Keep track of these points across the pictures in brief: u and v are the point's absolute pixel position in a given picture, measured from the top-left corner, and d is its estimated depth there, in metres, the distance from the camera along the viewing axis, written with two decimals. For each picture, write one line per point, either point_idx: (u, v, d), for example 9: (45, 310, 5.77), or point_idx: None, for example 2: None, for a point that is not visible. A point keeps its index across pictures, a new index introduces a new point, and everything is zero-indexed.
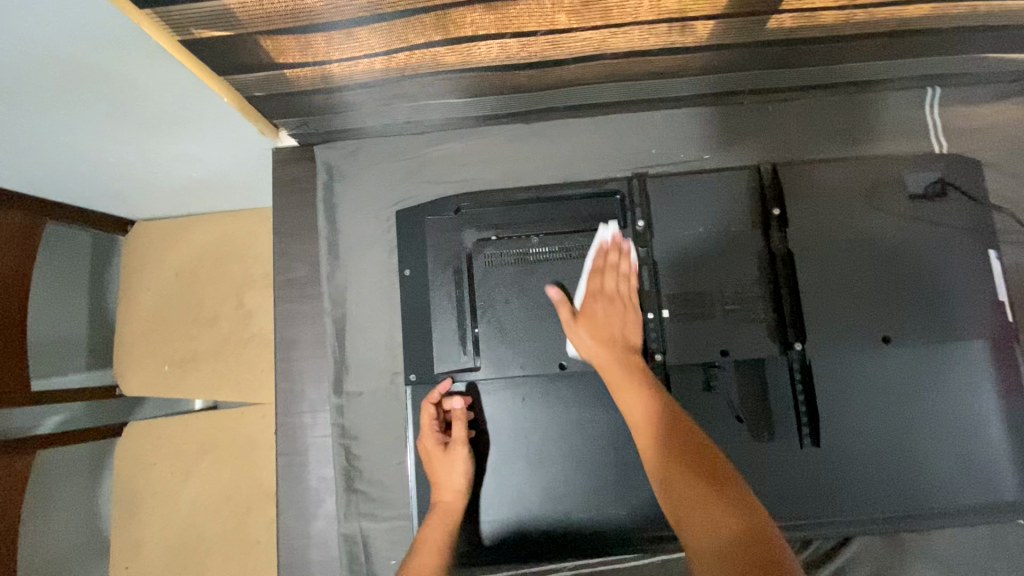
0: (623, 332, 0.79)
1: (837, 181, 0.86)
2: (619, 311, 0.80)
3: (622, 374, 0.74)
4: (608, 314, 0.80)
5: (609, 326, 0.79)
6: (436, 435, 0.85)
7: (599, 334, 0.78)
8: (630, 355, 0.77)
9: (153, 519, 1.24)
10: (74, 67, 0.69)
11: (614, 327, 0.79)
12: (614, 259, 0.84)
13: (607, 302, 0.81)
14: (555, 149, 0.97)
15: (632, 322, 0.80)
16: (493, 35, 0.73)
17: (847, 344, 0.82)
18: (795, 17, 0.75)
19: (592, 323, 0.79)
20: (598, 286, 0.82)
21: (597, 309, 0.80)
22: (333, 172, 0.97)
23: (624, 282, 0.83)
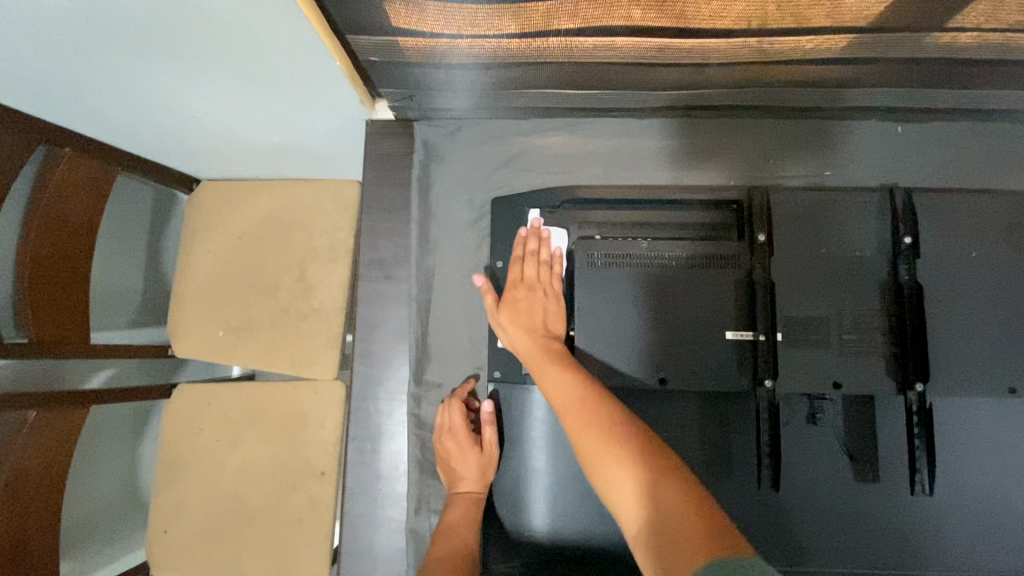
0: (545, 320, 0.79)
1: (976, 215, 0.80)
2: (540, 297, 0.80)
3: (543, 359, 0.74)
4: (529, 302, 0.80)
5: (532, 314, 0.79)
6: (465, 435, 0.82)
7: (519, 321, 0.78)
8: (552, 341, 0.76)
9: (195, 485, 1.20)
10: (193, 9, 0.65)
11: (534, 314, 0.79)
12: (532, 247, 0.83)
13: (528, 290, 0.81)
14: (665, 150, 0.92)
15: (553, 309, 0.80)
16: (638, 27, 0.68)
17: (973, 393, 0.76)
18: (961, 36, 0.70)
19: (517, 314, 0.79)
20: (518, 275, 0.82)
21: (517, 297, 0.80)
22: (430, 152, 0.93)
23: (544, 269, 0.82)
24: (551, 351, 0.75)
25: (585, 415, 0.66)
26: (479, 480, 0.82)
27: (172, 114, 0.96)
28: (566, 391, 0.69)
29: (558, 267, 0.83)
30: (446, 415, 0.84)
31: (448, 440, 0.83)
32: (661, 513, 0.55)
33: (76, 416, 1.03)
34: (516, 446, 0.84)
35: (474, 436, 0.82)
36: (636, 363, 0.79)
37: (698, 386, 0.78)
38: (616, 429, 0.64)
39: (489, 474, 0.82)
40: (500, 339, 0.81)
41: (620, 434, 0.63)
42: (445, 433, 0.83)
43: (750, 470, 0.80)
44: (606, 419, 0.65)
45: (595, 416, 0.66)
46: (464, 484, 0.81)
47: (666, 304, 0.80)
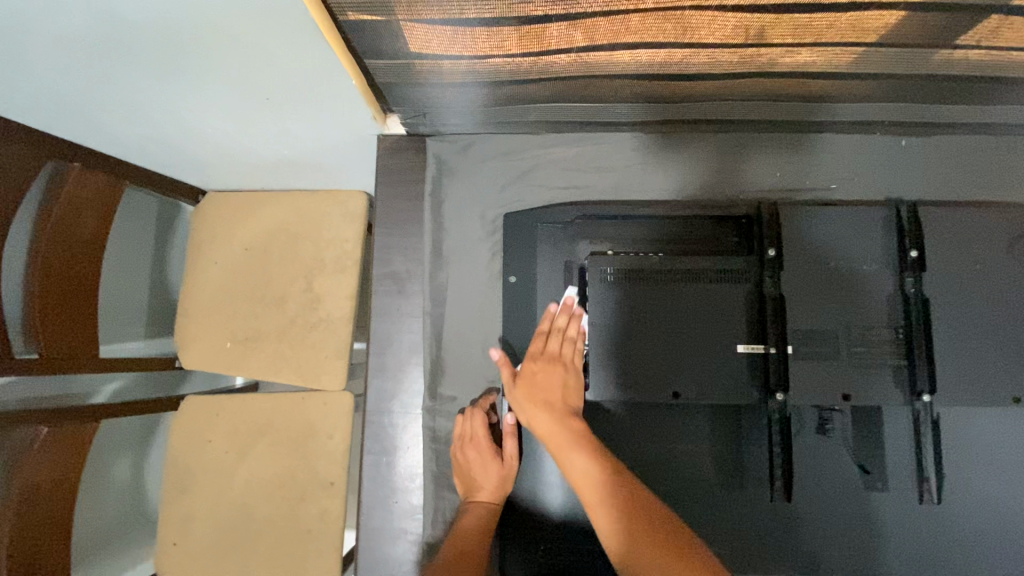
0: (564, 397, 0.78)
1: (980, 226, 0.82)
2: (560, 372, 0.79)
3: (564, 441, 0.73)
4: (549, 378, 0.79)
5: (551, 392, 0.78)
6: (485, 446, 0.83)
7: (537, 398, 0.77)
8: (572, 421, 0.75)
9: (205, 496, 1.20)
10: (211, 26, 0.65)
11: (554, 392, 0.78)
12: (560, 323, 0.82)
13: (549, 364, 0.80)
14: (674, 164, 0.93)
15: (574, 386, 0.79)
16: (651, 45, 0.69)
17: (979, 401, 0.78)
18: (967, 53, 0.71)
19: (535, 391, 0.78)
20: (541, 349, 0.81)
21: (537, 372, 0.79)
22: (442, 167, 0.94)
23: (569, 344, 0.82)
24: (572, 432, 0.74)
25: (616, 511, 0.66)
26: (496, 490, 0.82)
27: (183, 128, 0.96)
28: (592, 479, 0.69)
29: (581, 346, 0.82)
30: (467, 425, 0.84)
31: (467, 450, 0.83)
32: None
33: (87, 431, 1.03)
34: (530, 459, 0.85)
35: (493, 447, 0.83)
36: (650, 376, 0.80)
37: (711, 400, 0.80)
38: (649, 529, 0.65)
39: (507, 484, 0.82)
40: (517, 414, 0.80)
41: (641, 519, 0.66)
42: (465, 442, 0.84)
43: (761, 482, 0.81)
44: (637, 515, 0.66)
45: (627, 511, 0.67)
46: (479, 494, 0.81)
47: (679, 320, 0.81)
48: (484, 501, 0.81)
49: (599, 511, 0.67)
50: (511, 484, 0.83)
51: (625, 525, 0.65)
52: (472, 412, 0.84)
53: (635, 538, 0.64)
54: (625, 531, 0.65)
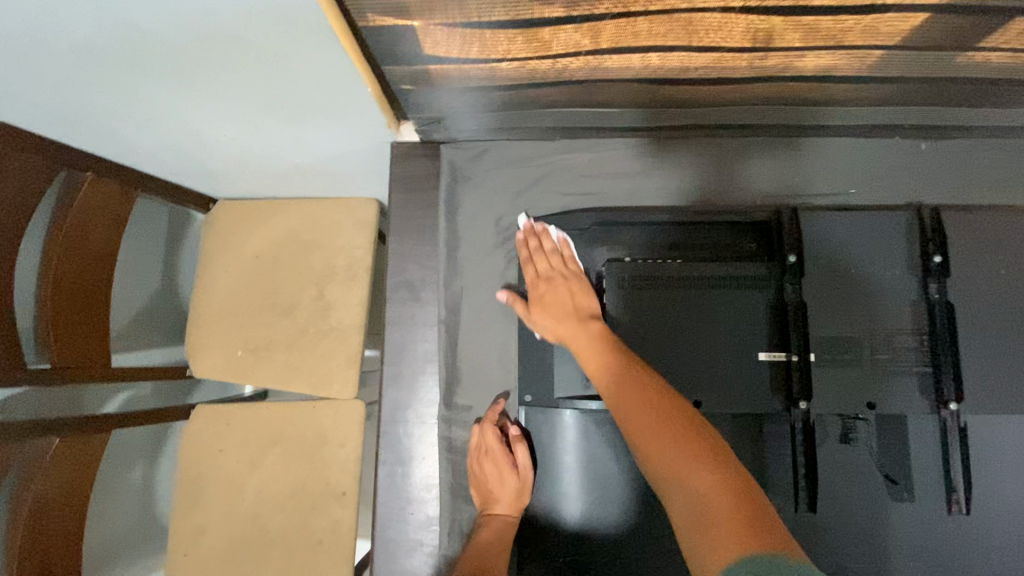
0: (574, 300, 0.79)
1: (1004, 230, 0.80)
2: (562, 284, 0.81)
3: (598, 350, 0.72)
4: (554, 293, 0.80)
5: (563, 303, 0.79)
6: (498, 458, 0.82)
7: (554, 314, 0.79)
8: (591, 322, 0.76)
9: (216, 506, 1.19)
10: (229, 36, 0.65)
11: (564, 302, 0.79)
12: (535, 244, 0.85)
13: (548, 282, 0.81)
14: (691, 169, 0.92)
15: (580, 288, 0.80)
16: (669, 48, 0.69)
17: (1006, 409, 0.77)
18: (991, 55, 0.70)
19: (547, 308, 0.80)
20: (534, 273, 0.83)
21: (539, 292, 0.81)
22: (456, 174, 0.93)
23: (552, 256, 0.84)
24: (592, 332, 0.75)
25: (635, 404, 0.64)
26: (515, 502, 0.81)
27: (196, 137, 0.95)
28: (618, 378, 0.68)
29: (566, 253, 0.85)
30: (478, 439, 0.84)
31: (484, 463, 0.82)
32: (695, 494, 0.54)
33: (98, 441, 1.02)
34: (547, 470, 0.83)
35: (509, 458, 0.82)
36: (669, 385, 0.79)
37: (732, 409, 0.78)
38: (660, 404, 0.63)
39: (525, 496, 0.81)
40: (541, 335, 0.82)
41: None
42: (479, 455, 0.83)
43: (784, 492, 0.80)
44: (670, 428, 0.60)
45: (643, 402, 0.68)
46: (497, 507, 0.81)
47: (698, 326, 0.80)
48: (502, 513, 0.80)
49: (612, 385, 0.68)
50: (529, 495, 0.82)
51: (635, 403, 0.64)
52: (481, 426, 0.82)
53: None
54: None
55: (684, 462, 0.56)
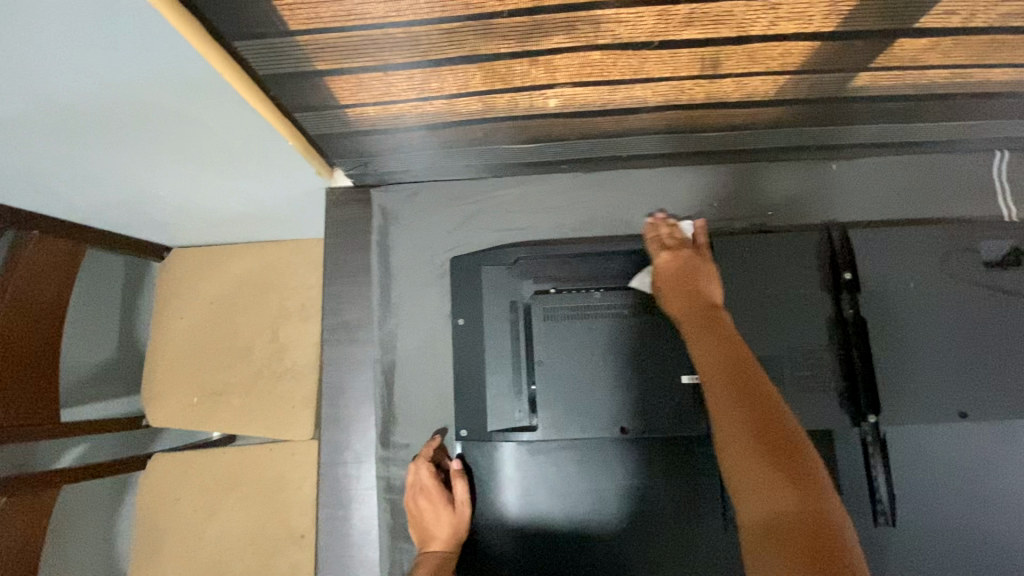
0: (699, 281, 0.75)
1: (912, 243, 0.84)
2: (690, 260, 0.79)
3: (699, 312, 0.70)
4: (681, 266, 0.78)
5: (687, 280, 0.76)
6: (435, 495, 0.82)
7: (677, 284, 0.76)
8: (705, 300, 0.72)
9: (174, 558, 1.17)
10: (145, 106, 0.67)
11: (687, 277, 0.76)
12: (664, 230, 0.84)
13: (687, 257, 0.79)
14: (613, 200, 0.96)
15: (712, 277, 0.77)
16: (568, 84, 0.72)
17: (928, 417, 0.78)
18: (874, 78, 0.74)
19: (676, 278, 0.77)
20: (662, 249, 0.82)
21: (676, 265, 0.78)
22: (388, 217, 0.96)
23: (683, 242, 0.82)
24: (708, 311, 0.70)
25: (724, 397, 0.59)
26: (450, 538, 0.80)
27: (137, 193, 0.97)
28: (711, 354, 0.64)
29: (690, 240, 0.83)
30: (415, 477, 0.84)
31: (420, 500, 0.82)
32: (779, 520, 0.50)
33: (47, 499, 1.01)
34: (485, 505, 0.84)
35: (445, 494, 0.82)
36: (599, 414, 0.81)
37: (659, 432, 0.81)
38: (755, 414, 0.56)
39: (460, 531, 0.81)
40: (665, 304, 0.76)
41: (766, 416, 0.56)
42: (416, 491, 0.83)
43: (715, 512, 0.82)
44: (733, 363, 0.61)
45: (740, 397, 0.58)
46: (433, 544, 0.80)
47: (623, 353, 0.83)
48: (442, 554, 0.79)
49: (711, 381, 0.61)
50: (464, 531, 0.81)
51: (727, 397, 0.58)
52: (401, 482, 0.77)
53: (757, 445, 0.54)
54: (750, 425, 0.55)
55: (759, 475, 0.53)
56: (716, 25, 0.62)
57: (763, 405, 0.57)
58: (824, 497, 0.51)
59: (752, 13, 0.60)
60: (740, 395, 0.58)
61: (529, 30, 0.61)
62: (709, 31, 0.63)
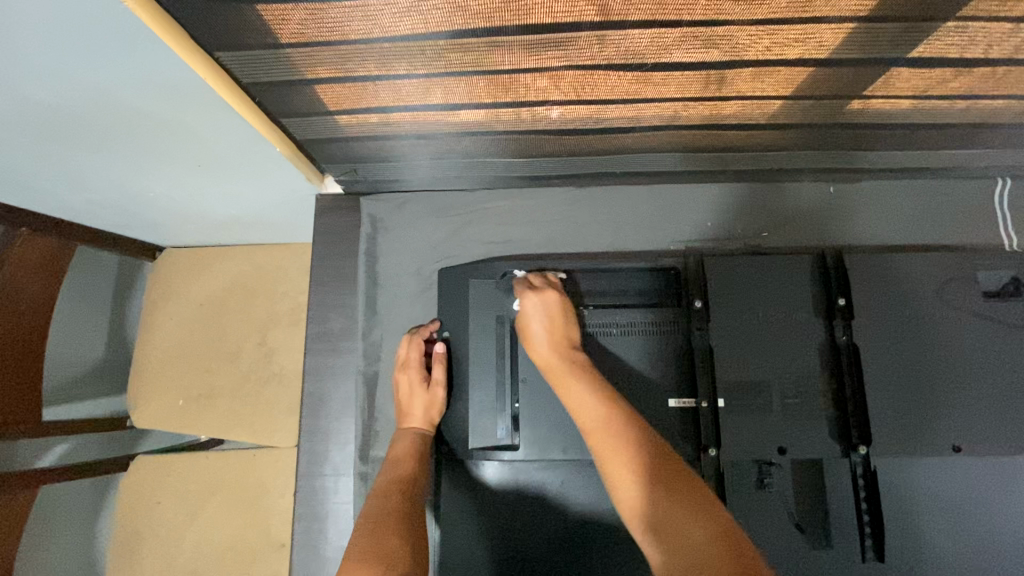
0: (564, 333, 0.78)
1: (908, 270, 0.82)
2: (558, 306, 0.79)
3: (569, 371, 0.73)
4: (555, 315, 0.79)
5: (558, 332, 0.77)
6: (418, 364, 0.85)
7: (551, 338, 0.76)
8: (574, 353, 0.76)
9: (152, 562, 1.15)
10: (128, 108, 0.66)
11: (556, 325, 0.78)
12: (540, 282, 0.83)
13: (554, 304, 0.80)
14: (605, 216, 0.95)
15: (572, 327, 0.79)
16: (560, 101, 0.71)
17: (918, 450, 0.76)
18: (875, 103, 0.73)
19: (549, 327, 0.77)
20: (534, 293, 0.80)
21: (549, 309, 0.79)
22: (377, 225, 0.96)
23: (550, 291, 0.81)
24: (574, 364, 0.74)
25: (618, 457, 0.62)
26: (422, 423, 0.82)
27: (125, 194, 0.96)
28: (588, 410, 0.68)
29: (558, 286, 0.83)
30: (404, 349, 0.87)
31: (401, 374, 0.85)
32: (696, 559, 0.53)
33: (22, 500, 0.99)
34: (463, 522, 0.82)
35: (424, 375, 0.84)
36: (583, 436, 0.80)
37: None
38: (644, 460, 0.61)
39: (434, 411, 0.83)
40: (535, 353, 0.76)
41: (651, 460, 0.61)
42: (402, 365, 0.86)
43: None
44: (611, 418, 0.66)
45: (625, 450, 0.62)
46: (411, 421, 0.82)
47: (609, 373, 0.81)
48: (406, 478, 0.76)
49: (603, 443, 0.64)
50: (439, 413, 0.83)
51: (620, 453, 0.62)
52: (383, 476, 0.76)
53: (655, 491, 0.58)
54: (642, 474, 0.60)
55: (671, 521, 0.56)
56: (712, 48, 0.60)
57: (646, 452, 0.62)
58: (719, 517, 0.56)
59: (749, 36, 0.58)
60: (624, 452, 0.62)
61: (516, 50, 0.59)
62: (705, 53, 0.61)
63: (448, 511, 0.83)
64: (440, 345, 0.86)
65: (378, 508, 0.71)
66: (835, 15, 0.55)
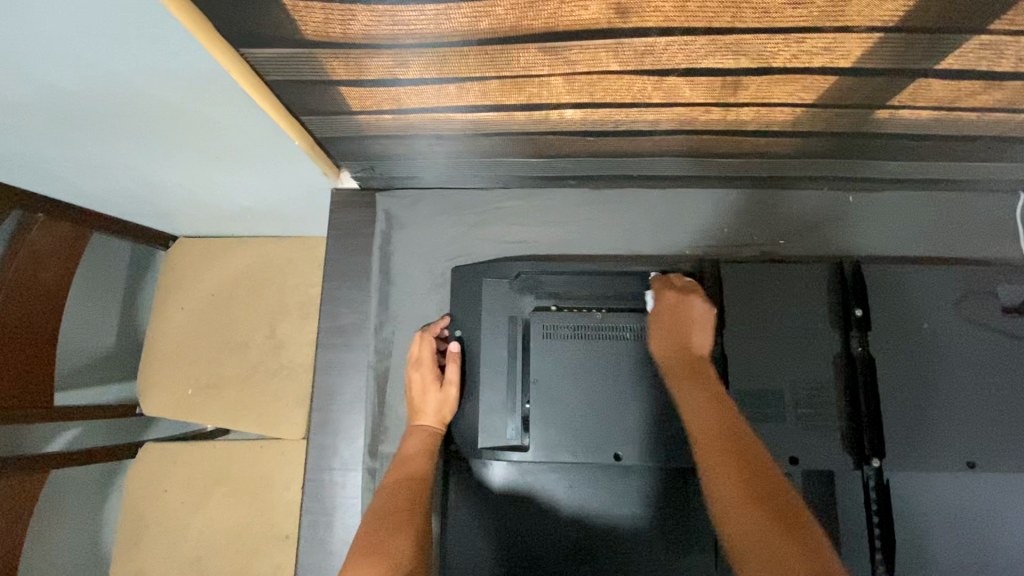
0: (687, 336, 0.76)
1: (927, 283, 0.81)
2: (704, 312, 0.78)
3: (686, 375, 0.72)
4: (668, 318, 0.78)
5: (681, 334, 0.76)
6: (432, 363, 0.86)
7: (681, 342, 0.76)
8: (699, 360, 0.74)
9: (158, 549, 1.16)
10: (149, 97, 0.66)
11: (684, 330, 0.77)
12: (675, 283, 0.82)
13: (679, 308, 0.79)
14: (620, 219, 0.95)
15: (706, 333, 0.77)
16: (580, 104, 0.71)
17: (932, 466, 0.76)
18: (898, 114, 0.72)
19: (672, 330, 0.77)
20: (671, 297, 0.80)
21: (667, 311, 0.79)
22: (392, 222, 0.96)
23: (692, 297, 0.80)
24: (698, 367, 0.73)
25: (718, 457, 0.61)
26: (433, 421, 0.83)
27: (142, 182, 0.97)
28: (704, 416, 0.66)
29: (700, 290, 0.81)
30: (416, 347, 0.88)
31: (413, 372, 0.86)
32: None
33: (34, 483, 1.00)
34: (470, 522, 0.83)
35: (437, 373, 0.85)
36: (593, 440, 0.79)
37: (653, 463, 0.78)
38: (753, 479, 0.59)
39: (446, 410, 0.83)
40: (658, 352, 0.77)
41: (759, 479, 0.59)
42: (415, 363, 0.86)
43: (705, 547, 0.80)
44: (730, 430, 0.64)
45: (735, 463, 0.60)
46: (423, 419, 0.83)
47: (621, 378, 0.81)
48: (415, 477, 0.76)
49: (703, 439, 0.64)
50: (451, 412, 0.83)
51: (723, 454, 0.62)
52: (393, 474, 0.76)
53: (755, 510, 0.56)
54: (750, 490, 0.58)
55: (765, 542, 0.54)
56: (737, 55, 0.60)
57: (756, 470, 0.59)
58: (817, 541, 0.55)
59: (775, 44, 0.58)
60: (730, 457, 0.61)
61: (539, 54, 0.59)
62: (729, 60, 0.61)
63: (456, 509, 0.83)
64: (454, 344, 0.86)
65: (385, 507, 0.71)
66: (862, 25, 0.54)
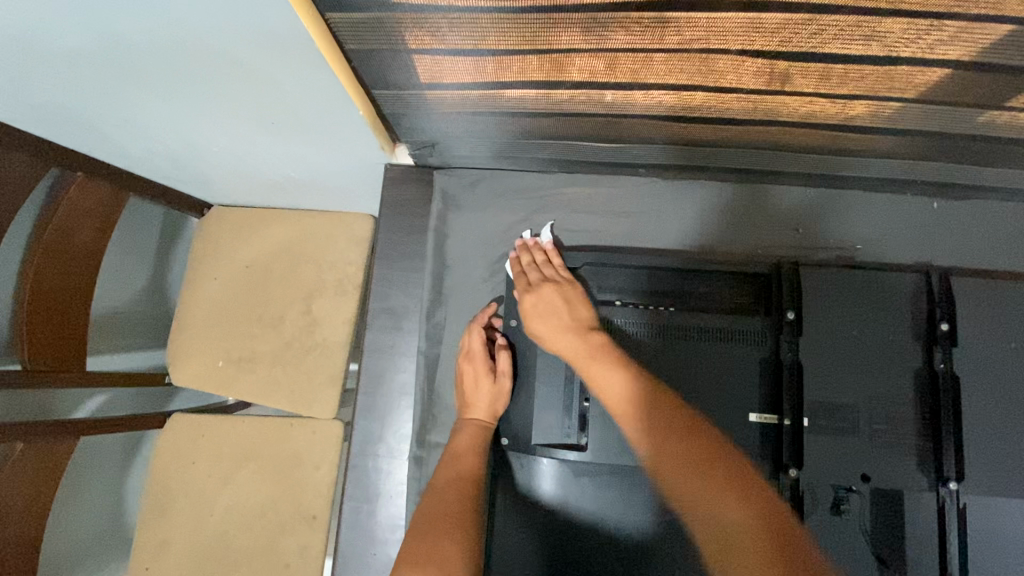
0: (570, 311, 0.76)
1: (1020, 300, 0.76)
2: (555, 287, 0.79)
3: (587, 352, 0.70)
4: (550, 297, 0.78)
5: (556, 310, 0.76)
6: (485, 356, 0.83)
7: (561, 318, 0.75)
8: (589, 332, 0.73)
9: (185, 521, 1.15)
10: (214, 54, 0.61)
11: (559, 307, 0.76)
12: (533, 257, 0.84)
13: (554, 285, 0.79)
14: (688, 213, 0.91)
15: (580, 300, 0.77)
16: (675, 87, 0.65)
17: (1013, 492, 0.72)
18: (1016, 116, 0.66)
19: (544, 307, 0.77)
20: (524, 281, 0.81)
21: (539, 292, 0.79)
22: (448, 201, 0.92)
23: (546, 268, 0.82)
24: (595, 344, 0.71)
25: (644, 420, 0.62)
26: (486, 413, 0.81)
27: (186, 145, 0.92)
28: (617, 389, 0.66)
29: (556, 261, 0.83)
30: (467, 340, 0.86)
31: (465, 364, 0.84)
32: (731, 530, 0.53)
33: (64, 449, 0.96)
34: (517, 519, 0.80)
35: (490, 366, 0.82)
36: None
37: None
38: (679, 437, 0.60)
39: (500, 403, 0.81)
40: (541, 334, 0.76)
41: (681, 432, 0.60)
42: (467, 355, 0.84)
43: None
44: (646, 396, 0.64)
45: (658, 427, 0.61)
46: (474, 412, 0.81)
47: (687, 381, 0.76)
48: (467, 474, 0.74)
49: (632, 426, 0.63)
50: (503, 405, 0.81)
51: (654, 438, 0.60)
52: (445, 470, 0.74)
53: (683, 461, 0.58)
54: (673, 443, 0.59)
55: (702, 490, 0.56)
56: (865, 42, 0.54)
57: (676, 426, 0.61)
58: (768, 493, 0.56)
59: (910, 32, 0.52)
60: (665, 429, 0.61)
61: (647, 30, 0.54)
62: (854, 47, 0.55)
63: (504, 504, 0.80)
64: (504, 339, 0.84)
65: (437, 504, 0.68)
66: (1018, 15, 0.49)
